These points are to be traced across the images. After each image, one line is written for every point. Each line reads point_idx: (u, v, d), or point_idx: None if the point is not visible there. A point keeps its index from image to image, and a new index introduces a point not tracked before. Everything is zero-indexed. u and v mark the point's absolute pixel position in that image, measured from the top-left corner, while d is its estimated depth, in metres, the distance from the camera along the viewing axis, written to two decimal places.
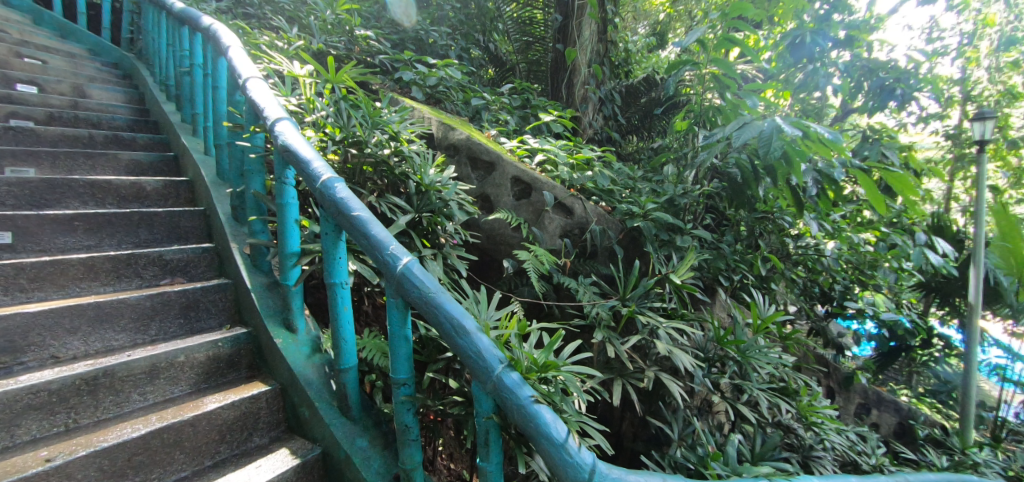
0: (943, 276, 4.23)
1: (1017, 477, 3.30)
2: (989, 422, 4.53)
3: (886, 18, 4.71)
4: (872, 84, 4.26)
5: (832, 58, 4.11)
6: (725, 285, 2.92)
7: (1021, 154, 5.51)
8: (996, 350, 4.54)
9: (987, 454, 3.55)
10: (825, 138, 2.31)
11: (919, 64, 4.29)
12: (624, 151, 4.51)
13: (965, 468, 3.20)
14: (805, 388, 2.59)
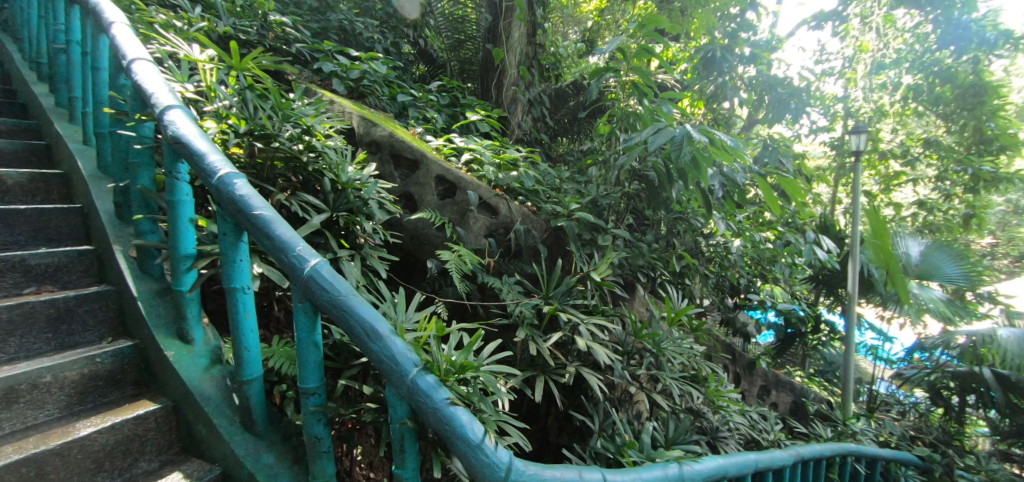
0: (829, 270, 4.74)
1: (886, 442, 3.80)
2: (866, 396, 5.19)
3: (784, 38, 5.20)
4: (771, 98, 4.68)
5: (740, 72, 4.47)
6: (643, 282, 3.07)
7: (888, 163, 6.35)
8: (873, 333, 5.18)
9: (863, 424, 4.03)
10: (727, 145, 2.50)
11: (809, 81, 4.79)
12: (552, 153, 4.58)
13: (845, 436, 3.62)
14: (713, 375, 2.79)
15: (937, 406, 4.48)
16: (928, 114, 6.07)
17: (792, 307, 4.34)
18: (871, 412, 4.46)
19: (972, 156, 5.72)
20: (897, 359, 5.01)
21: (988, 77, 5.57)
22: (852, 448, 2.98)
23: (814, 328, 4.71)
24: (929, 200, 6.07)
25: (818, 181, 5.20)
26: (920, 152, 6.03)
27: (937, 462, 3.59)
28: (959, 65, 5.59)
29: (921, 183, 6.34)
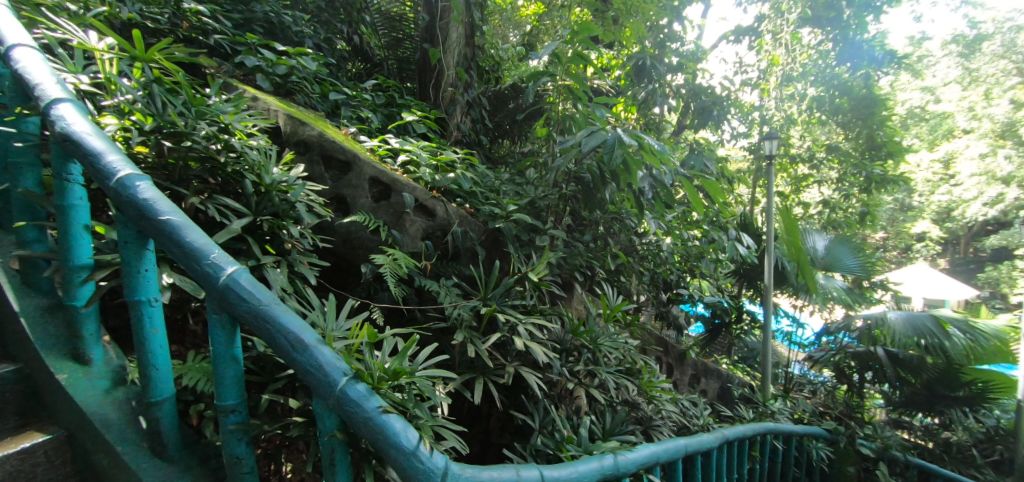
0: (749, 264, 5.10)
1: (800, 419, 4.15)
2: (783, 378, 5.65)
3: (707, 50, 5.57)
4: (696, 106, 4.96)
5: (668, 80, 4.73)
6: (580, 281, 3.15)
7: (797, 167, 6.96)
8: (787, 319, 5.67)
9: (781, 404, 4.38)
10: (655, 148, 2.62)
11: (729, 90, 5.16)
12: (493, 155, 4.56)
13: (765, 416, 3.91)
14: (646, 367, 2.92)
15: (843, 384, 4.95)
16: (829, 122, 6.69)
17: (718, 299, 4.67)
18: (787, 393, 4.84)
19: (865, 161, 6.39)
20: (808, 342, 5.53)
21: (877, 92, 6.32)
22: (770, 426, 3.24)
23: (737, 316, 5.02)
24: (832, 200, 6.71)
25: (738, 183, 5.60)
26: (823, 157, 6.65)
27: (842, 433, 4.01)
28: (853, 79, 6.28)
29: (824, 185, 7.01)
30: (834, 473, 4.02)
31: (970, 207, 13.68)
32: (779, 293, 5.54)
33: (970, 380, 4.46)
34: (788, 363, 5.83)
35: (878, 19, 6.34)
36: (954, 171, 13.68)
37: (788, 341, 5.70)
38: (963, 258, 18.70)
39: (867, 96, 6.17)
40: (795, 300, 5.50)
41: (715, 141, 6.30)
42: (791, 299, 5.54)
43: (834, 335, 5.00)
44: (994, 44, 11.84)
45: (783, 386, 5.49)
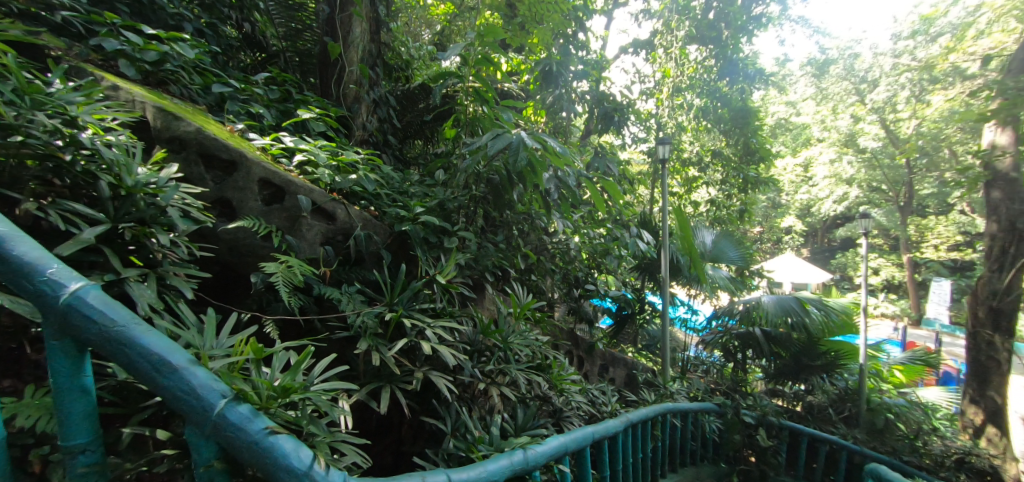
0: (649, 258, 5.49)
1: (694, 397, 4.55)
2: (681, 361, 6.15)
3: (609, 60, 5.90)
4: (600, 111, 5.24)
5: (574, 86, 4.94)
6: (491, 281, 3.15)
7: (689, 169, 7.62)
8: (683, 307, 6.12)
9: (679, 384, 4.76)
10: (557, 151, 2.69)
11: (628, 99, 5.52)
12: (403, 156, 4.38)
13: (665, 396, 4.23)
14: (556, 361, 3.01)
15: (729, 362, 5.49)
16: (714, 130, 7.40)
17: (622, 291, 4.96)
18: (683, 374, 5.27)
19: (743, 165, 7.19)
20: (701, 326, 6.01)
21: (751, 104, 7.12)
22: (668, 406, 3.52)
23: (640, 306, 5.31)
24: (717, 199, 7.42)
25: (639, 184, 5.99)
26: (709, 161, 7.34)
27: (729, 406, 4.46)
28: (732, 92, 6.98)
29: (710, 186, 7.75)
30: (724, 443, 4.46)
31: (826, 201, 16.52)
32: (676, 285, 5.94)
33: (825, 349, 5.18)
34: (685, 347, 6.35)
35: (750, 41, 7.15)
36: (809, 171, 16.91)
37: (684, 326, 6.18)
38: (820, 247, 21.74)
39: (743, 107, 6.86)
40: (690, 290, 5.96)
41: (617, 145, 6.69)
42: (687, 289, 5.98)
43: (722, 319, 5.45)
44: (838, 68, 13.25)
45: (680, 369, 5.98)
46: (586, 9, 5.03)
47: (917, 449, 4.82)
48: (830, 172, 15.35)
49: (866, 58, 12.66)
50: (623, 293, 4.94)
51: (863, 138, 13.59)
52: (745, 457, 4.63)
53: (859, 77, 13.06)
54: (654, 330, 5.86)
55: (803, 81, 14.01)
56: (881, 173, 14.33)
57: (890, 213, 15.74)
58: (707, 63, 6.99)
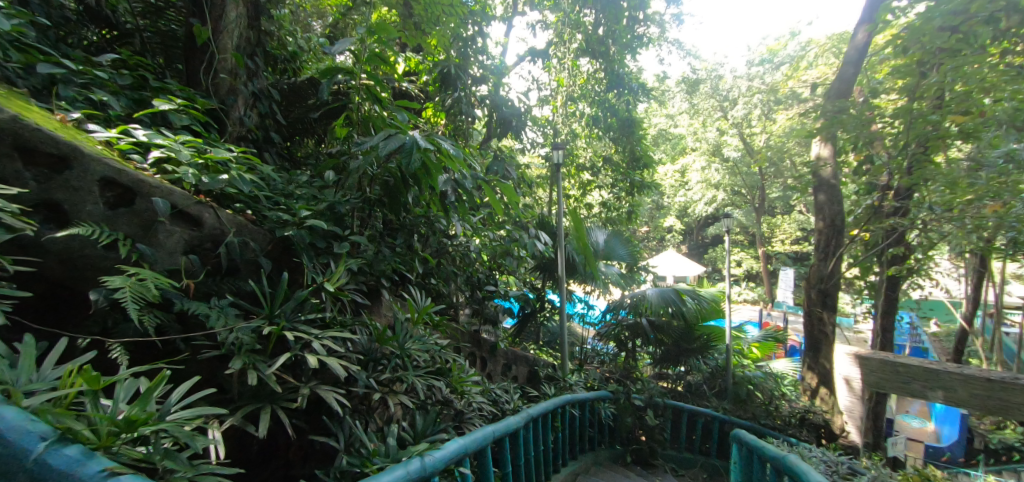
0: (547, 257, 5.68)
1: (591, 387, 4.79)
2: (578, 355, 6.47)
3: (506, 66, 6.01)
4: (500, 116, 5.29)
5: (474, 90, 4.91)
6: (387, 287, 3.01)
7: (582, 174, 8.04)
8: (581, 303, 6.46)
9: (577, 377, 4.99)
10: (451, 153, 2.62)
11: (526, 105, 5.67)
12: (290, 155, 3.99)
13: (564, 388, 4.40)
14: (457, 364, 2.97)
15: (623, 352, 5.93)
16: (604, 137, 7.88)
17: (523, 290, 5.08)
18: (580, 366, 5.54)
19: (629, 170, 7.74)
20: (596, 320, 6.41)
21: (635, 115, 7.70)
22: (566, 399, 3.66)
23: (540, 304, 5.61)
24: (608, 201, 7.92)
25: (536, 187, 6.16)
26: (601, 166, 7.83)
27: (621, 393, 4.77)
28: (618, 103, 7.48)
29: (602, 190, 8.24)
30: (618, 428, 4.77)
31: (699, 204, 18.42)
32: (572, 282, 6.23)
33: (700, 334, 5.79)
34: (583, 340, 6.70)
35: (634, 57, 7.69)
36: (685, 177, 18.82)
37: (581, 320, 6.54)
38: (695, 243, 24.24)
39: (628, 118, 7.41)
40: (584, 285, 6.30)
41: (517, 149, 6.84)
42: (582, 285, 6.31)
43: (616, 312, 5.82)
44: (706, 86, 14.42)
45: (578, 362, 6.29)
46: (482, 15, 5.07)
47: (771, 411, 5.50)
48: (702, 178, 17.19)
49: (727, 79, 14.36)
50: (524, 293, 5.17)
51: (727, 148, 15.41)
52: (637, 437, 5.00)
53: (722, 96, 14.52)
54: (553, 327, 6.09)
55: (679, 96, 15.50)
56: (741, 179, 16.38)
57: (748, 213, 18.05)
58: (597, 76, 7.34)
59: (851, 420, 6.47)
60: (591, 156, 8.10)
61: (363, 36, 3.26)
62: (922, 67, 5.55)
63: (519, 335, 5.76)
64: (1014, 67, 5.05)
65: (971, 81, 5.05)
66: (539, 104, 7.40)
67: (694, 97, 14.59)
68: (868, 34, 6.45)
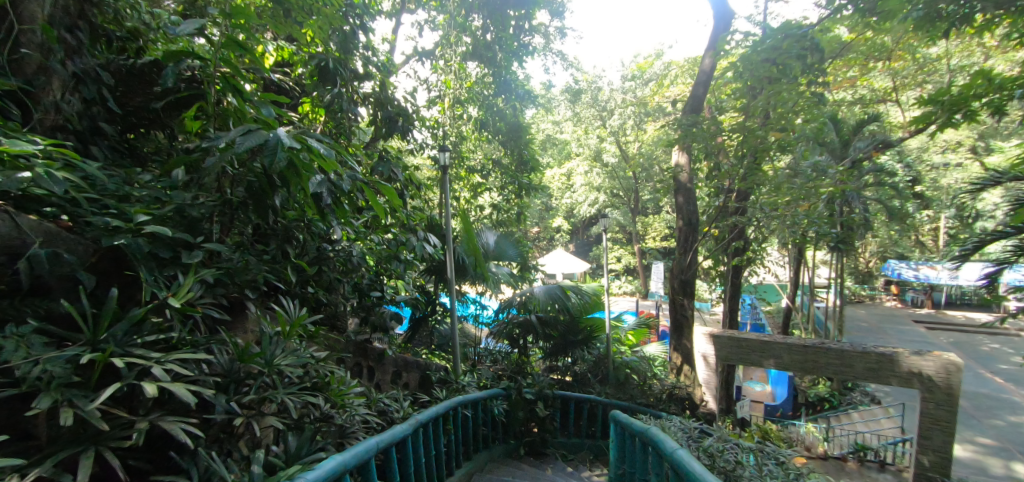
0: (437, 260, 5.57)
1: (483, 386, 4.82)
2: (472, 355, 6.50)
3: (392, 62, 5.77)
4: (384, 114, 4.98)
5: (356, 86, 4.59)
6: (253, 300, 2.71)
7: (474, 177, 8.04)
8: (474, 304, 6.53)
9: (469, 377, 4.99)
10: (321, 153, 2.38)
11: (413, 106, 5.52)
12: (132, 151, 3.22)
13: (455, 389, 4.37)
14: (337, 377, 2.76)
15: (515, 349, 6.09)
16: (494, 141, 8.00)
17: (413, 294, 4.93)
18: (473, 366, 5.57)
19: (518, 173, 7.94)
20: (489, 318, 6.56)
21: (521, 120, 7.96)
22: (458, 401, 3.62)
23: (431, 307, 5.56)
24: (497, 203, 8.07)
25: (425, 190, 6.02)
26: (490, 168, 7.95)
27: (513, 389, 4.86)
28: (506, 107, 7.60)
29: (492, 193, 8.37)
30: (511, 423, 4.85)
31: (584, 204, 19.79)
32: (463, 283, 6.18)
33: (584, 327, 6.09)
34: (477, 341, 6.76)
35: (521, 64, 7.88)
36: (570, 180, 19.96)
37: (474, 321, 6.61)
38: (581, 242, 25.93)
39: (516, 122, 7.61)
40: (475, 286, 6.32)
41: (407, 150, 6.69)
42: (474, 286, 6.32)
43: (507, 310, 5.89)
44: (588, 97, 15.38)
45: (471, 362, 6.32)
46: (364, 8, 4.82)
47: (645, 389, 6.20)
48: (585, 181, 18.37)
49: (605, 91, 15.47)
50: (415, 297, 5.07)
51: (606, 154, 16.64)
52: (530, 429, 5.10)
53: (601, 106, 15.61)
54: (445, 329, 6.05)
55: (563, 104, 16.31)
56: (618, 183, 17.77)
57: (625, 214, 19.68)
58: (486, 80, 7.56)
59: (708, 391, 7.36)
60: (480, 159, 8.21)
61: (217, 19, 2.89)
62: (752, 91, 6.50)
63: (411, 340, 5.74)
64: (815, 95, 6.15)
65: (787, 104, 6.06)
66: (426, 105, 7.30)
67: (576, 105, 15.49)
68: (712, 60, 7.38)
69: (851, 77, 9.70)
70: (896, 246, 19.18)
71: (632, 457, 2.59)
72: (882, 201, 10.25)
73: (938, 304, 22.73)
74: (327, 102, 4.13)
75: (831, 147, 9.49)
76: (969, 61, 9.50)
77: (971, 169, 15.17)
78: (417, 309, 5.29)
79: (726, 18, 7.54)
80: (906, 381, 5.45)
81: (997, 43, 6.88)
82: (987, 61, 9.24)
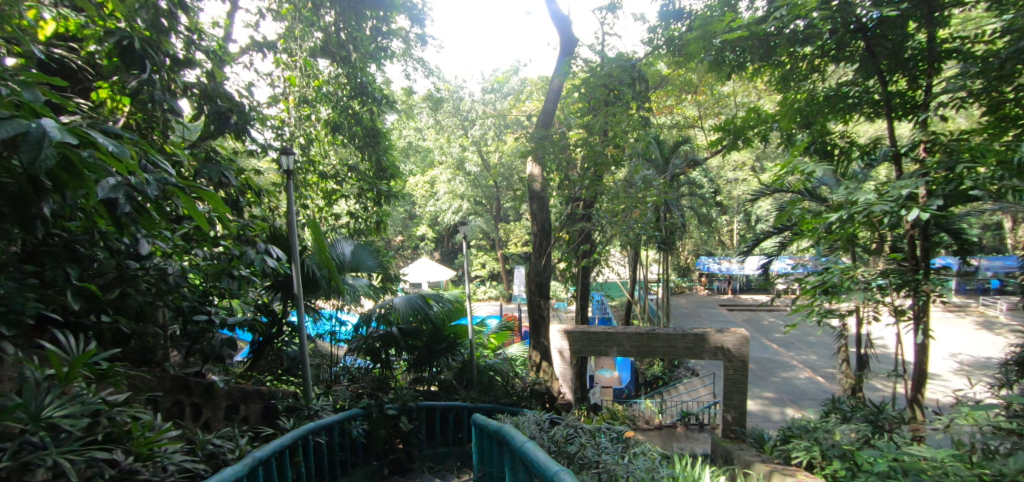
0: (282, 275, 5.00)
1: (339, 408, 4.43)
2: (327, 375, 5.98)
3: (225, 51, 5.02)
4: (211, 109, 4.24)
5: (173, 74, 3.82)
6: (11, 338, 2.07)
7: (327, 183, 7.46)
8: (329, 321, 6.02)
9: (323, 400, 4.56)
10: (110, 151, 1.79)
11: (249, 102, 4.85)
12: None
13: (305, 416, 3.94)
14: (144, 423, 2.25)
15: (376, 364, 5.76)
16: (349, 145, 7.52)
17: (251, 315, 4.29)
18: (326, 388, 5.10)
19: (376, 179, 7.58)
20: (347, 334, 6.11)
21: (379, 125, 7.64)
22: (308, 428, 3.26)
23: (275, 329, 4.97)
24: (354, 211, 7.59)
25: (266, 197, 5.37)
26: (346, 175, 7.45)
27: (373, 408, 4.56)
28: (361, 110, 7.15)
29: (347, 200, 7.85)
30: (372, 444, 4.53)
31: (447, 212, 19.92)
32: (315, 299, 5.64)
33: (447, 333, 6.01)
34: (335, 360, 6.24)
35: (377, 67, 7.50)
36: (433, 188, 19.91)
37: (331, 339, 6.10)
38: (446, 250, 26.24)
39: (373, 127, 7.22)
40: (328, 301, 5.81)
41: (246, 151, 5.93)
42: (327, 301, 5.81)
43: (367, 324, 5.59)
44: (449, 106, 15.49)
45: (326, 383, 5.80)
46: None
47: (508, 389, 6.47)
48: (448, 189, 18.49)
49: (466, 102, 15.74)
50: (257, 319, 4.44)
51: (468, 164, 16.96)
52: (394, 446, 4.78)
53: (462, 116, 15.87)
54: (295, 351, 5.45)
55: (425, 112, 16.23)
56: (480, 191, 18.26)
57: (487, 221, 20.29)
58: (339, 81, 7.09)
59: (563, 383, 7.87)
60: (334, 164, 7.66)
61: None
62: (597, 109, 7.09)
63: (253, 367, 5.04)
64: (642, 119, 7.00)
65: (621, 124, 6.79)
66: (267, 103, 6.58)
67: (438, 114, 15.52)
68: (560, 81, 7.90)
69: (671, 103, 11.32)
70: (707, 245, 22.93)
71: (490, 456, 2.61)
72: (694, 209, 12.12)
73: (735, 290, 27.74)
74: (132, 89, 3.34)
75: (656, 162, 10.94)
76: (749, 99, 11.81)
77: (753, 183, 18.90)
78: (257, 330, 4.68)
79: (571, 44, 8.17)
80: (714, 355, 6.55)
81: (767, 85, 8.66)
82: (759, 100, 11.59)
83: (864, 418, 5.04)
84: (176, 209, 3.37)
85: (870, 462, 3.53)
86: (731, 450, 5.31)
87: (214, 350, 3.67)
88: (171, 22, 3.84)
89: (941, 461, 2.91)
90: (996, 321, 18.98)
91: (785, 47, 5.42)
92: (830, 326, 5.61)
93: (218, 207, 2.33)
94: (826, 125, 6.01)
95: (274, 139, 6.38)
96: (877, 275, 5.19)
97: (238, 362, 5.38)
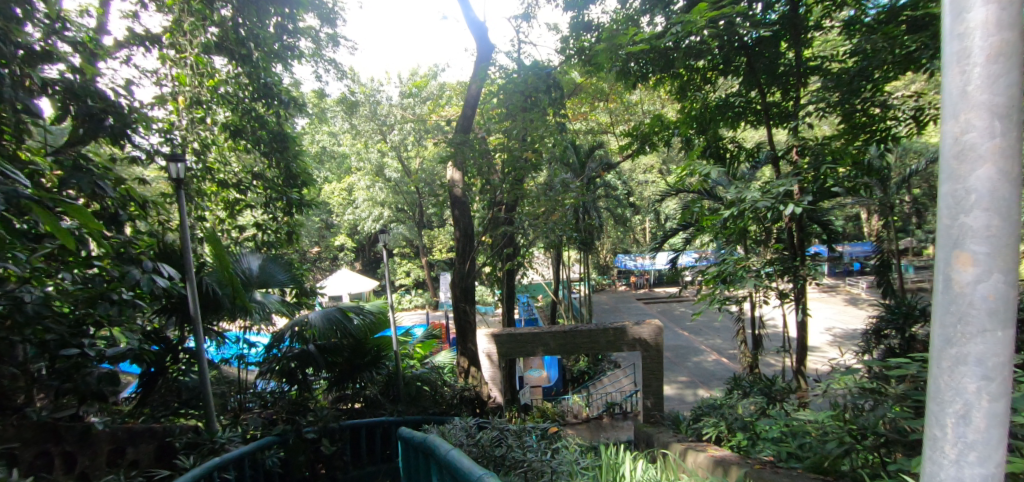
0: (176, 297, 4.50)
1: (249, 437, 4.04)
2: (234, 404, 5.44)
3: (98, 45, 4.42)
4: (80, 110, 3.68)
5: (29, 69, 3.27)
6: None
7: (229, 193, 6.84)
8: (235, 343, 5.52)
9: (230, 431, 4.14)
10: None
11: (129, 103, 4.28)
12: None
13: (208, 451, 3.55)
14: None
15: (292, 386, 5.35)
16: (253, 152, 6.97)
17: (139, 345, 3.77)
18: (235, 417, 4.65)
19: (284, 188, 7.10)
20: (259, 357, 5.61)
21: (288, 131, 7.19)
22: (211, 463, 2.94)
23: (169, 357, 4.44)
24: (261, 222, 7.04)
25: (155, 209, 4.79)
26: (250, 183, 6.88)
27: (289, 433, 4.22)
28: (266, 114, 6.64)
29: (253, 210, 7.26)
30: (288, 472, 4.20)
31: (367, 220, 19.16)
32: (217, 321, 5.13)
33: (369, 347, 5.72)
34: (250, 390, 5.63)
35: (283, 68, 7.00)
36: (351, 196, 19.08)
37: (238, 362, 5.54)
38: (368, 259, 25.43)
39: (280, 132, 6.74)
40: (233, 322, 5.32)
41: (128, 159, 5.27)
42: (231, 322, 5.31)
43: (279, 344, 5.18)
44: (365, 110, 14.90)
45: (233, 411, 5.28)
46: None
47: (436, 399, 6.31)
48: (367, 196, 17.79)
49: (384, 106, 15.13)
50: (145, 347, 3.92)
51: (388, 170, 16.46)
52: (315, 471, 4.46)
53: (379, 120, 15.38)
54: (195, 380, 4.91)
55: (339, 116, 15.51)
56: (401, 198, 17.76)
57: (410, 228, 19.85)
58: (239, 80, 6.50)
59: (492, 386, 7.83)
60: (236, 172, 7.05)
61: None
62: (515, 113, 7.16)
63: (144, 402, 4.47)
64: (558, 124, 7.20)
65: (540, 130, 6.94)
66: (152, 104, 5.90)
67: (353, 118, 14.85)
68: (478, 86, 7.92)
69: (586, 108, 11.75)
70: (623, 244, 24.18)
71: (416, 469, 2.52)
72: (610, 210, 12.70)
73: (650, 284, 29.52)
74: None
75: (573, 166, 11.30)
76: (655, 106, 12.62)
77: (661, 184, 20.21)
78: (147, 361, 4.15)
79: (488, 49, 8.22)
80: (633, 346, 6.87)
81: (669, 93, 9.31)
82: (663, 107, 12.43)
83: (760, 392, 5.57)
84: (34, 225, 2.90)
85: (767, 429, 3.95)
86: (651, 433, 5.61)
87: (91, 388, 3.11)
88: (23, 8, 3.30)
89: (824, 423, 3.29)
90: (859, 298, 21.95)
91: (682, 60, 5.89)
92: (730, 311, 6.10)
93: (88, 223, 2.02)
94: (721, 129, 6.58)
95: (163, 145, 5.75)
96: (765, 264, 5.77)
97: (125, 399, 4.75)
